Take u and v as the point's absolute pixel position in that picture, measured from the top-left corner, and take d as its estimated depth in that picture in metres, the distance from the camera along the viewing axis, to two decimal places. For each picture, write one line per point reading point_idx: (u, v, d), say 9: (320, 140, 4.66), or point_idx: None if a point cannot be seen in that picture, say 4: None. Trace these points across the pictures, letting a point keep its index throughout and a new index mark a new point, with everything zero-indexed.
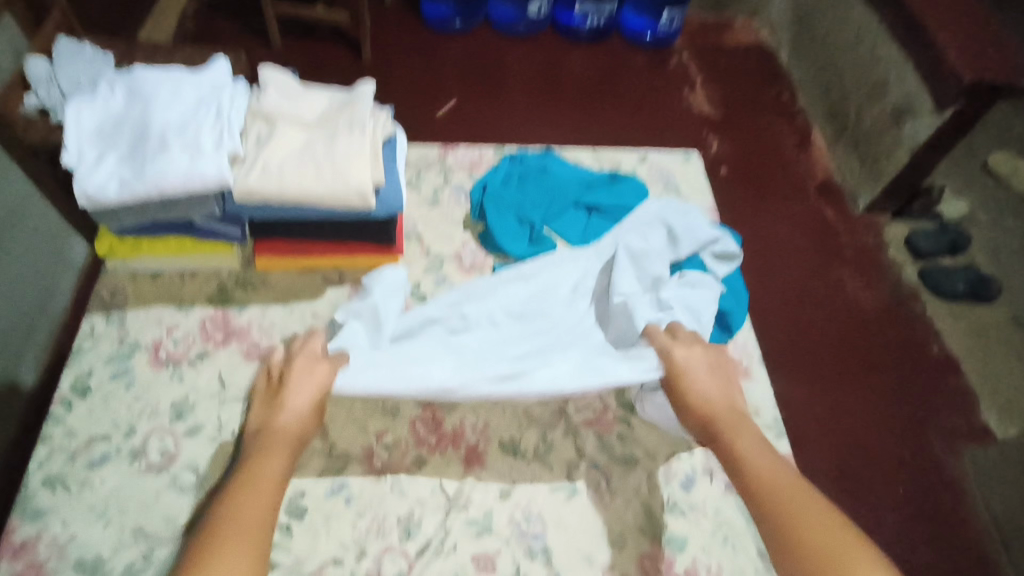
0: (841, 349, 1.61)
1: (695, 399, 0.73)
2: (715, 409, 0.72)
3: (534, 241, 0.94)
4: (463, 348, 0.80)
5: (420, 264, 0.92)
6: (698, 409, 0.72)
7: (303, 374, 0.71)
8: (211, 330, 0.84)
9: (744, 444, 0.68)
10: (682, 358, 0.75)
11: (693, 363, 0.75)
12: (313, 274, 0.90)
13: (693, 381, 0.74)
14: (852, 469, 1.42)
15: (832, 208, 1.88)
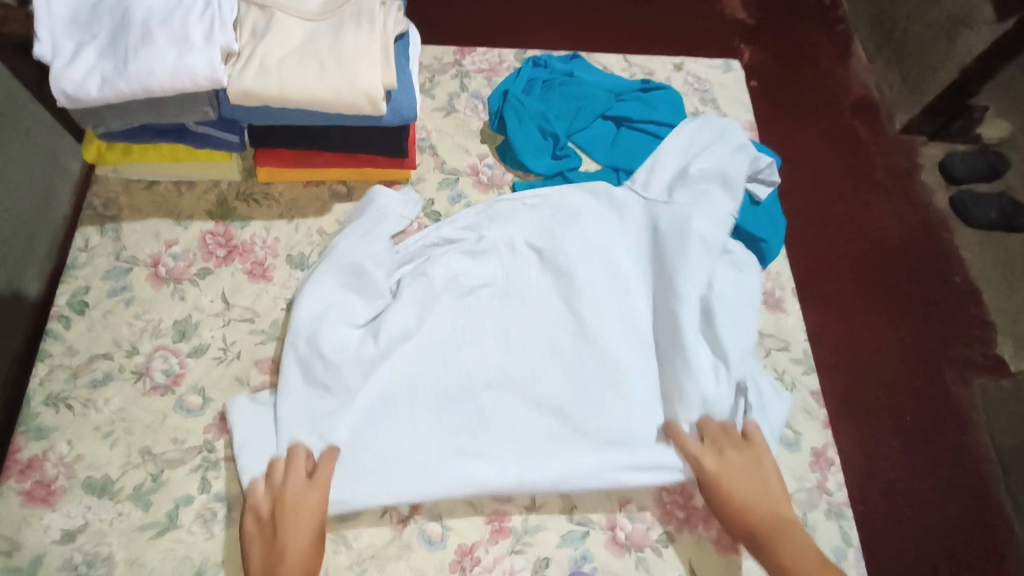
0: (863, 276, 1.55)
1: (735, 506, 0.64)
2: (756, 514, 0.63)
3: (557, 157, 0.86)
4: (473, 317, 0.75)
5: (433, 178, 0.85)
6: (738, 517, 0.64)
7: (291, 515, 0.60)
8: (212, 246, 0.79)
9: (787, 555, 0.60)
10: (716, 465, 0.66)
11: (730, 466, 0.66)
12: (318, 187, 0.83)
13: (735, 494, 0.64)
14: (862, 396, 1.40)
15: (866, 126, 1.76)
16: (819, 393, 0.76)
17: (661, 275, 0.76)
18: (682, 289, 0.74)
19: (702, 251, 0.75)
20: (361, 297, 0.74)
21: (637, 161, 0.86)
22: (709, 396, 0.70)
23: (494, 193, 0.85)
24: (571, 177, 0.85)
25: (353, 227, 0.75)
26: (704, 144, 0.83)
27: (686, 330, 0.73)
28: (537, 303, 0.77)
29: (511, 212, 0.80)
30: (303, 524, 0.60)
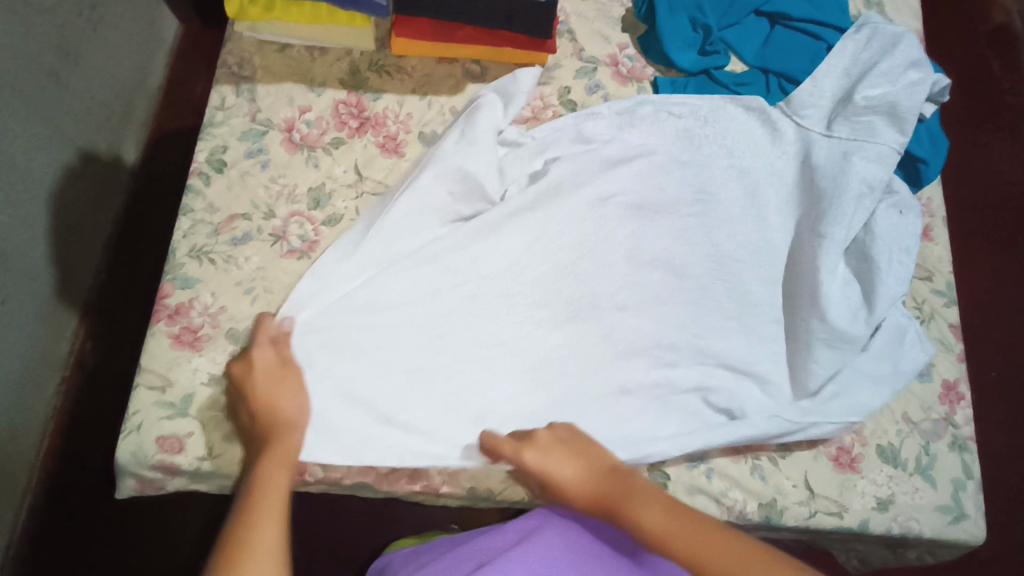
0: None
1: (568, 489, 0.57)
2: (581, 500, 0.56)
3: (704, 53, 0.81)
4: (606, 230, 0.71)
5: (570, 65, 0.81)
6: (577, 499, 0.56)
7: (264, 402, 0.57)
8: (346, 116, 0.77)
9: (637, 516, 0.51)
10: (528, 455, 0.59)
11: (536, 447, 0.59)
12: (452, 64, 0.80)
13: (565, 478, 0.57)
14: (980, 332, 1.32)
15: (1001, 58, 1.59)
16: (957, 327, 0.73)
17: (805, 211, 0.73)
18: (833, 222, 0.70)
19: (864, 189, 0.70)
20: (489, 190, 0.68)
21: (791, 63, 0.80)
22: (844, 334, 0.68)
23: (634, 87, 0.81)
24: (715, 76, 0.81)
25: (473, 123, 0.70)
26: (867, 61, 0.76)
27: (829, 262, 0.69)
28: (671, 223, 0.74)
29: (655, 117, 0.75)
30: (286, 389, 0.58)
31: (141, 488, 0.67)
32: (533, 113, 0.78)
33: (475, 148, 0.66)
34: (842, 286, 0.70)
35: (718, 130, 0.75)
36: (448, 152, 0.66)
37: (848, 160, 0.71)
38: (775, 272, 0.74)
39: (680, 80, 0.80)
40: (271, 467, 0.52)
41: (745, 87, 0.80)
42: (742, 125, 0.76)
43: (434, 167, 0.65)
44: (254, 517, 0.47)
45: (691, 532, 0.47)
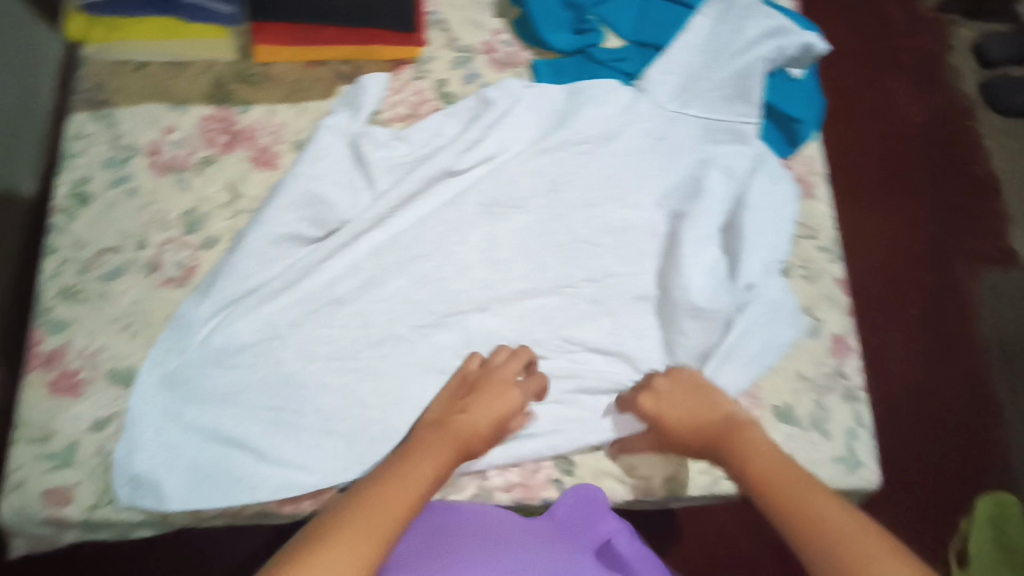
0: (875, 167, 1.57)
1: (676, 429, 0.62)
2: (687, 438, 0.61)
3: (580, 32, 0.80)
4: (489, 231, 0.73)
5: (445, 57, 0.79)
6: (682, 435, 0.62)
7: (445, 415, 0.61)
8: (214, 132, 0.74)
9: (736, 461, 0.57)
10: (654, 400, 0.64)
11: (667, 396, 0.64)
12: (323, 67, 0.78)
13: (676, 419, 0.62)
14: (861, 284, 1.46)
15: None
16: (843, 282, 0.76)
17: (680, 190, 0.75)
18: (697, 202, 0.73)
19: (724, 176, 0.74)
20: (346, 202, 0.71)
21: (666, 34, 0.79)
22: (720, 307, 0.71)
23: (511, 72, 0.79)
24: (592, 54, 0.79)
25: (329, 144, 0.70)
26: (727, 35, 0.77)
27: (699, 238, 0.73)
28: (559, 212, 0.74)
29: (525, 114, 0.75)
30: (496, 405, 0.62)
31: (34, 545, 0.65)
32: (409, 110, 0.76)
33: (326, 161, 0.70)
34: (716, 261, 0.73)
35: (587, 116, 0.76)
36: (297, 174, 0.69)
37: (711, 134, 0.76)
38: (663, 246, 0.74)
39: (557, 62, 0.80)
40: (415, 471, 0.54)
41: (623, 63, 0.80)
42: (612, 107, 0.77)
43: (280, 193, 0.69)
44: (372, 518, 0.48)
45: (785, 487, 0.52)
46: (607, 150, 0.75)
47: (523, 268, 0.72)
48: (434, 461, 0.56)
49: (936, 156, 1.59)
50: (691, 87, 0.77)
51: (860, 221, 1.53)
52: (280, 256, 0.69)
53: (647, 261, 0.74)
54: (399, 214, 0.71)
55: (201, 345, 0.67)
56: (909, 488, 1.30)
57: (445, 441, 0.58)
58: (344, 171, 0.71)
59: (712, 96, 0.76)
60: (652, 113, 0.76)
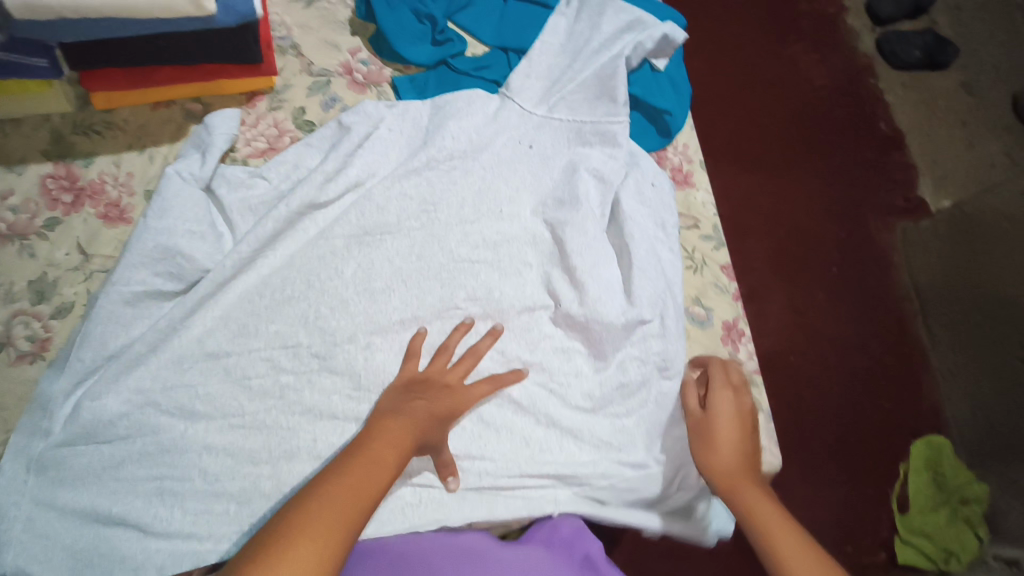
0: (781, 133, 1.59)
1: (715, 445, 0.65)
2: (729, 455, 0.64)
3: (438, 43, 0.78)
4: (365, 261, 0.70)
5: (302, 83, 0.75)
6: (707, 454, 0.65)
7: (399, 404, 0.62)
8: (56, 192, 0.69)
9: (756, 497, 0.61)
10: (732, 407, 0.67)
11: (722, 416, 0.67)
12: (169, 108, 0.73)
13: (720, 434, 0.66)
14: (779, 252, 1.49)
15: None
16: (729, 268, 0.77)
17: (556, 197, 0.74)
18: (574, 208, 0.73)
19: (595, 180, 0.74)
20: (205, 250, 0.67)
21: (527, 37, 0.78)
22: (606, 311, 0.70)
23: (373, 92, 0.76)
24: (454, 64, 0.77)
25: (177, 193, 0.66)
26: (587, 34, 0.76)
27: (578, 244, 0.72)
28: (438, 232, 0.72)
29: (388, 137, 0.73)
30: (454, 397, 0.64)
31: None
32: (268, 143, 0.73)
33: (176, 208, 0.66)
34: (599, 264, 0.72)
35: (452, 129, 0.74)
36: (142, 229, 0.65)
37: (581, 137, 0.75)
38: (545, 256, 0.73)
39: (419, 76, 0.77)
40: (378, 457, 0.55)
41: (487, 70, 0.78)
42: (477, 118, 0.75)
43: (129, 249, 0.64)
44: (334, 497, 0.50)
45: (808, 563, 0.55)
46: (478, 162, 0.74)
47: (406, 295, 0.70)
48: (397, 452, 0.57)
49: (841, 116, 1.62)
50: (556, 89, 0.75)
51: (770, 188, 1.54)
52: (141, 316, 0.65)
53: (532, 271, 0.72)
54: (267, 255, 0.68)
55: (66, 423, 0.63)
56: (845, 446, 1.32)
57: (404, 426, 0.59)
58: (197, 219, 0.67)
59: (578, 100, 0.75)
60: (521, 120, 0.75)
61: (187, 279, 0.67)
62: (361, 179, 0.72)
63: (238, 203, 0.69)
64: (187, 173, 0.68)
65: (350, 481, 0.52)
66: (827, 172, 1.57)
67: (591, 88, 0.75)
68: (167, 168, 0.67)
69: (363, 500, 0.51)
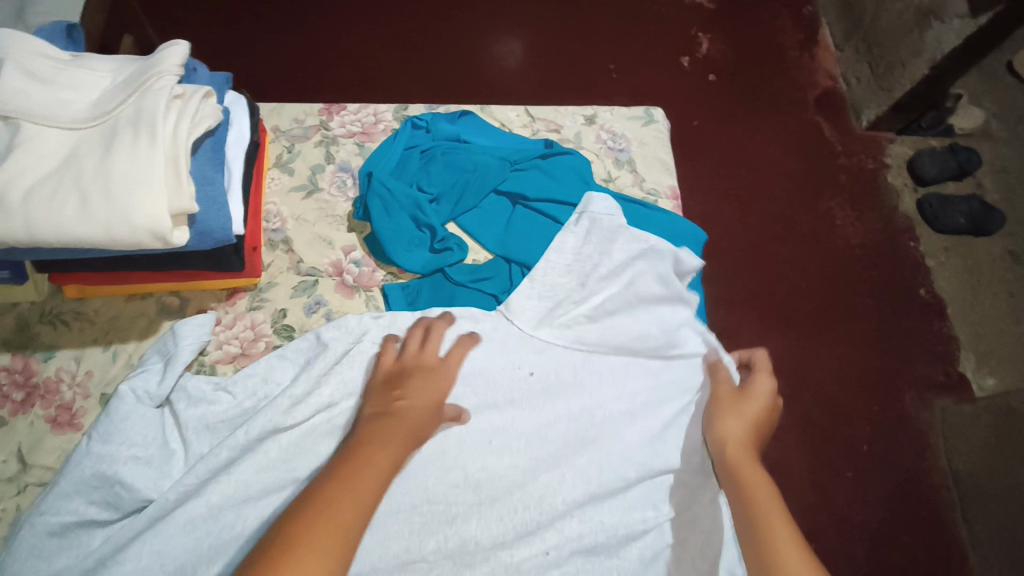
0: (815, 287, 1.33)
1: (730, 420, 0.62)
2: (740, 429, 0.61)
3: (435, 250, 0.73)
4: None
5: (286, 282, 0.71)
6: (721, 426, 0.62)
7: (384, 399, 0.59)
8: (8, 387, 0.65)
9: (756, 476, 0.57)
10: (770, 395, 0.65)
11: (751, 404, 0.64)
12: (144, 300, 0.70)
13: (750, 416, 0.63)
14: (809, 428, 1.20)
15: (830, 124, 1.51)
16: None
17: (550, 437, 0.66)
18: (563, 453, 0.66)
19: (599, 426, 0.67)
20: (150, 478, 0.61)
21: (533, 249, 0.74)
22: None
23: (361, 297, 0.71)
24: (450, 275, 0.73)
25: (124, 417, 0.62)
26: (599, 248, 0.72)
27: (567, 499, 0.64)
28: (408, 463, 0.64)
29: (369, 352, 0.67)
30: (442, 382, 0.63)
31: None
32: (241, 348, 0.68)
33: (123, 433, 0.61)
34: (592, 523, 0.63)
35: (436, 350, 0.68)
36: (83, 454, 0.60)
37: (580, 370, 0.69)
38: (527, 509, 0.64)
39: (412, 283, 0.72)
40: (374, 460, 0.52)
41: (486, 282, 0.73)
42: (450, 333, 0.68)
43: (64, 476, 0.59)
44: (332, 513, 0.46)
45: (796, 550, 0.50)
46: (468, 388, 0.67)
47: (368, 543, 0.61)
48: (390, 457, 0.53)
49: (881, 272, 1.36)
50: (573, 312, 0.70)
51: (794, 347, 1.27)
52: (67, 547, 0.57)
53: (517, 516, 0.63)
54: (219, 481, 0.61)
55: None
56: None
57: (399, 433, 0.55)
58: (144, 440, 0.62)
59: (596, 324, 0.70)
60: (518, 344, 0.69)
61: (125, 509, 0.60)
62: (336, 397, 0.65)
63: (196, 424, 0.63)
64: (139, 392, 0.64)
65: (343, 488, 0.49)
66: (865, 338, 1.29)
67: (613, 314, 0.70)
68: (121, 387, 0.63)
69: (359, 513, 0.48)
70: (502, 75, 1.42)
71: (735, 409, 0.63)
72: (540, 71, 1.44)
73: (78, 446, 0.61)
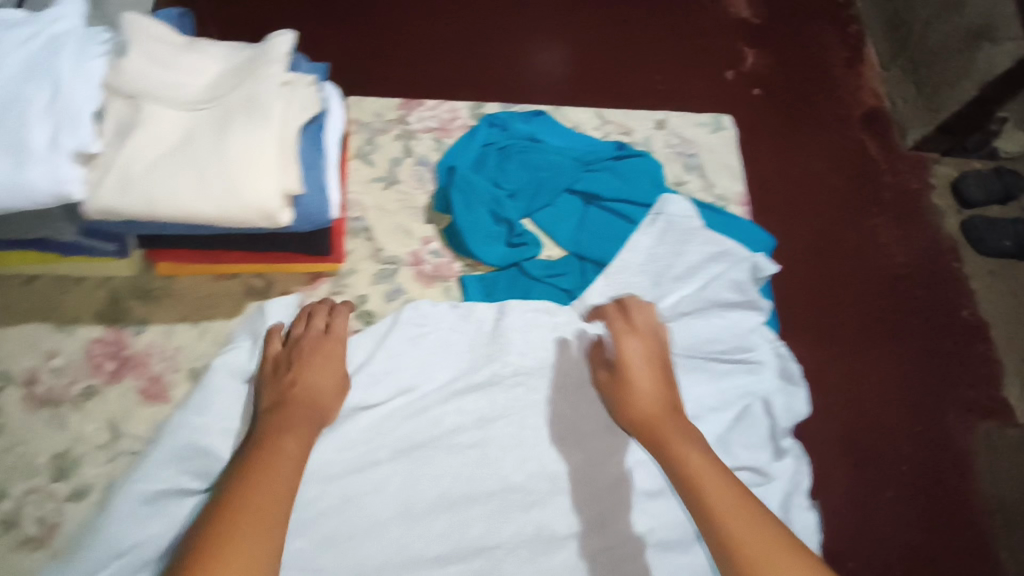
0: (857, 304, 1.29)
1: (638, 393, 0.61)
2: (645, 400, 0.60)
3: (512, 245, 0.75)
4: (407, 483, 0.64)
5: (367, 269, 0.73)
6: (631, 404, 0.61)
7: (279, 395, 0.60)
8: (101, 358, 0.67)
9: (679, 449, 0.55)
10: (641, 349, 0.63)
11: (638, 367, 0.62)
12: (231, 280, 0.72)
13: (643, 379, 0.61)
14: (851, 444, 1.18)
15: (876, 143, 1.46)
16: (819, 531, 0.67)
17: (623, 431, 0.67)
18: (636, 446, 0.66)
19: None
20: None
21: (608, 248, 0.75)
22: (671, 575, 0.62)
23: (439, 287, 0.74)
24: (527, 269, 0.74)
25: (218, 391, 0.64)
26: (671, 255, 0.73)
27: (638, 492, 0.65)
28: (482, 448, 0.66)
29: (448, 341, 0.70)
30: (331, 365, 0.64)
31: None
32: None
33: (215, 406, 0.63)
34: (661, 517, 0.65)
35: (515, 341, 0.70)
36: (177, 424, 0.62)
37: None
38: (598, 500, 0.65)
39: (489, 276, 0.74)
40: (273, 460, 0.53)
41: (560, 278, 0.75)
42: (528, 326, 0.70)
43: (159, 446, 0.61)
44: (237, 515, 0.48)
45: (744, 516, 0.49)
46: (543, 380, 0.69)
47: (444, 526, 0.63)
48: (289, 456, 0.54)
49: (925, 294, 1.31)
50: (643, 314, 0.71)
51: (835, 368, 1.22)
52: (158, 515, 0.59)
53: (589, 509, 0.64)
54: None
55: None
56: None
57: (290, 428, 0.57)
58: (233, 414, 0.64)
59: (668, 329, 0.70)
60: (592, 339, 0.70)
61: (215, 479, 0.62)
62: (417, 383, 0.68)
63: None
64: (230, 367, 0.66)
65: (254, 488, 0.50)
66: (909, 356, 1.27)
67: (683, 319, 0.71)
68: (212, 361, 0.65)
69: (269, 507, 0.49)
70: (546, 80, 1.40)
71: (627, 382, 0.62)
72: (585, 79, 1.42)
73: (172, 417, 0.63)
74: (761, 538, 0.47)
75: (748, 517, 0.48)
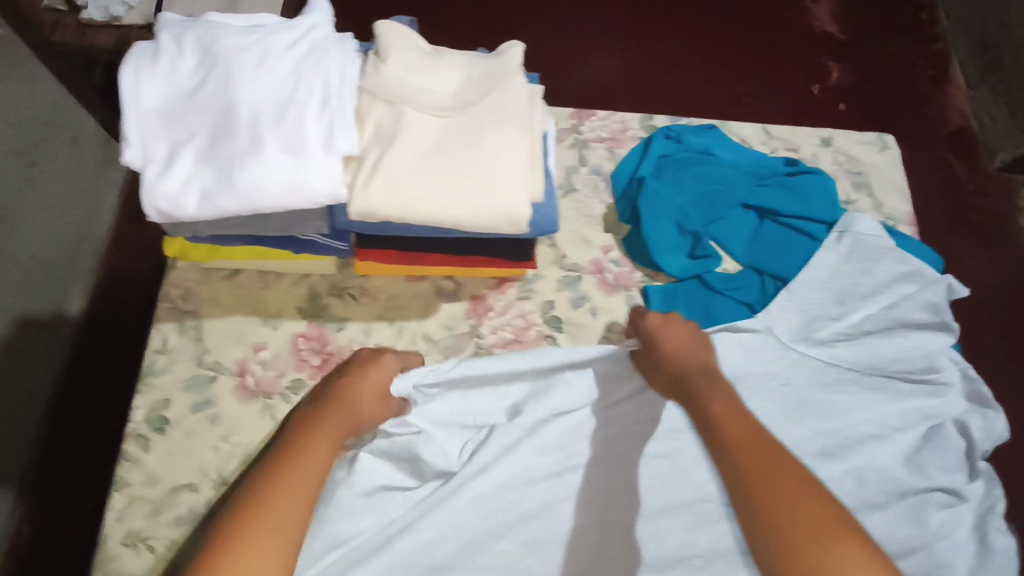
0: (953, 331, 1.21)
1: (666, 355, 0.66)
2: (689, 361, 0.65)
3: (694, 256, 0.76)
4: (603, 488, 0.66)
5: (553, 275, 0.75)
6: (669, 370, 0.65)
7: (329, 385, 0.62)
8: (306, 353, 0.69)
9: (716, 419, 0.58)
10: (681, 329, 0.67)
11: (671, 334, 0.67)
12: (422, 281, 0.73)
13: (671, 348, 0.66)
14: None
15: (963, 163, 1.37)
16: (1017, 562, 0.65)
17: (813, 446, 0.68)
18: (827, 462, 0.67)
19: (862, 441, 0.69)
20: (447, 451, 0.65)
21: (789, 263, 0.75)
22: None
23: (622, 296, 0.74)
24: (708, 281, 0.75)
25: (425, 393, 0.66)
26: (857, 273, 0.75)
27: None
28: (673, 456, 0.68)
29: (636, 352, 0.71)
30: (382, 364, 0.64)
31: None
32: (515, 334, 0.72)
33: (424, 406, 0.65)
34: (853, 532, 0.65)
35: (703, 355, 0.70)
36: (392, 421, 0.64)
37: (839, 382, 0.71)
38: None
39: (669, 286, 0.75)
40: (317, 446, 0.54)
41: (739, 291, 0.75)
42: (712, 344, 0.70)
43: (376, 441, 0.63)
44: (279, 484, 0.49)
45: (783, 489, 0.50)
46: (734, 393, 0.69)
47: (642, 536, 0.64)
48: (328, 440, 0.56)
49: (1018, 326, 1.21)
50: (830, 330, 0.72)
51: None
52: (372, 509, 0.61)
53: None
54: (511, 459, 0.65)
55: None
56: None
57: (330, 410, 0.58)
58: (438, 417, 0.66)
59: (853, 345, 0.72)
60: (777, 352, 0.71)
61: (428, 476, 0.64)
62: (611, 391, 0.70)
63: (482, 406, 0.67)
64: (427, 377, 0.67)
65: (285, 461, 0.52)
66: None
67: (870, 338, 0.72)
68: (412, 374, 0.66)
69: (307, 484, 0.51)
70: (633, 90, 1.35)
71: (659, 360, 0.66)
72: None
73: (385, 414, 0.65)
74: (806, 512, 0.48)
75: (792, 484, 0.50)
